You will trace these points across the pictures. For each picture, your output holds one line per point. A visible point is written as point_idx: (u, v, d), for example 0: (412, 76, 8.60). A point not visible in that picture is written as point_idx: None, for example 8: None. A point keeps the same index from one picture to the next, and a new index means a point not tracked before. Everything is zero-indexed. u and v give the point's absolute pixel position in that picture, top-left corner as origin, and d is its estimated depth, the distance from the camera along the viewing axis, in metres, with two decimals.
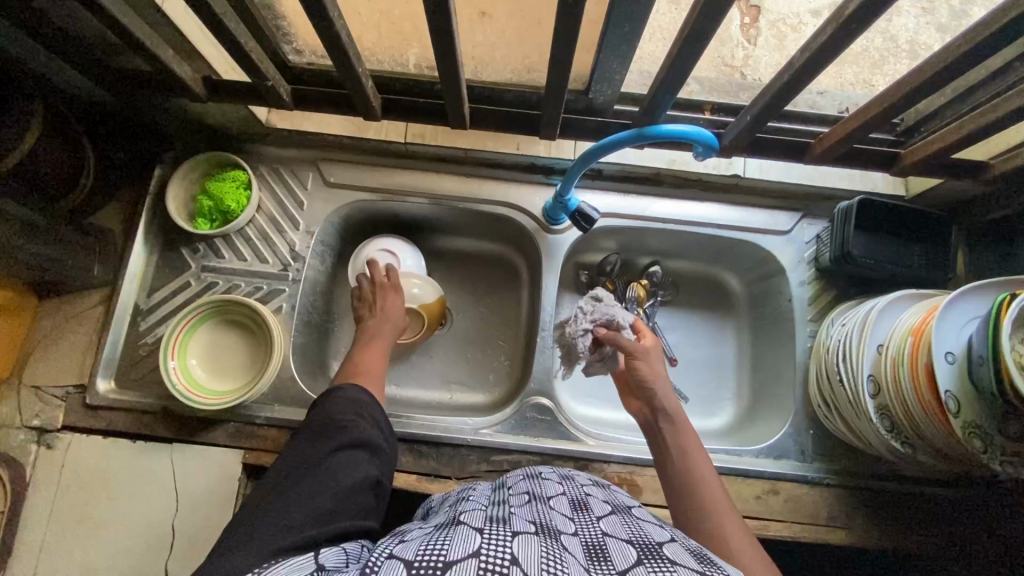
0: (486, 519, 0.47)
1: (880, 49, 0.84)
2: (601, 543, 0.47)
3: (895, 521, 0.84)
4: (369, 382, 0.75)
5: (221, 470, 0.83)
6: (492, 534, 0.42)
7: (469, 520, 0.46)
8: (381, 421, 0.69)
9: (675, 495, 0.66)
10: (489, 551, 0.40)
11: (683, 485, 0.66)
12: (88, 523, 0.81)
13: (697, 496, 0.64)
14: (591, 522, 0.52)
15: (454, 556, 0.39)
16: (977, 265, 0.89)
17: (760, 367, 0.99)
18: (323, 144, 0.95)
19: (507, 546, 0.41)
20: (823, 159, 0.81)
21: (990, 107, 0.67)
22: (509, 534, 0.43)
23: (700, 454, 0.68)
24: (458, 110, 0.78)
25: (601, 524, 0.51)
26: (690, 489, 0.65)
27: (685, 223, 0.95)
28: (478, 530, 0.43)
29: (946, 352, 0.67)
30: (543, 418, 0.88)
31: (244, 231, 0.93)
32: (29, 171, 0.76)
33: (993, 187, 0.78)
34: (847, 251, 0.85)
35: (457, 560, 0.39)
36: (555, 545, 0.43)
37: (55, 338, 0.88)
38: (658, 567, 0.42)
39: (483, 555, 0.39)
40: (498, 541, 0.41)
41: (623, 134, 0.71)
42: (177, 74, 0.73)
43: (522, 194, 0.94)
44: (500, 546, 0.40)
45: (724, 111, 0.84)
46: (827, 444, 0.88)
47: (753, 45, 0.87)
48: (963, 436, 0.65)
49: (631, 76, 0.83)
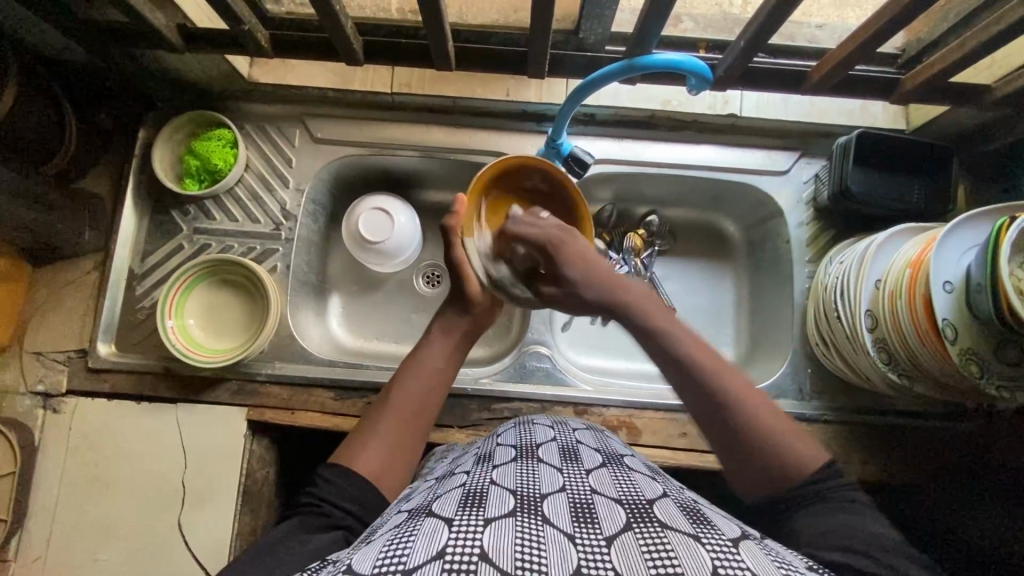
0: (460, 500, 0.47)
1: None
2: (588, 502, 0.47)
3: (891, 454, 0.86)
4: (398, 404, 0.65)
5: (225, 427, 0.84)
6: (460, 527, 0.42)
7: (439, 508, 0.46)
8: (380, 442, 0.62)
9: (700, 404, 0.59)
10: (455, 550, 0.39)
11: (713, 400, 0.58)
12: (101, 480, 0.83)
13: (716, 388, 0.58)
14: (580, 476, 0.52)
15: (415, 562, 0.38)
16: (978, 198, 0.88)
17: (759, 311, 0.99)
18: (308, 99, 0.93)
19: (477, 539, 0.40)
20: (820, 89, 0.79)
21: (992, 22, 0.66)
22: (481, 522, 0.42)
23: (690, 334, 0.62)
24: (442, 50, 0.74)
25: (590, 479, 0.51)
26: (721, 402, 0.58)
27: (681, 167, 0.93)
28: (447, 521, 0.43)
29: (945, 281, 0.66)
30: (542, 366, 0.88)
31: (233, 191, 0.92)
32: (8, 131, 0.75)
33: (994, 111, 0.77)
34: (845, 188, 0.84)
35: (418, 566, 0.38)
36: (533, 521, 0.43)
37: (52, 305, 0.89)
38: (647, 533, 0.43)
39: (447, 556, 0.39)
40: (465, 535, 0.41)
41: (613, 66, 0.70)
42: (151, 23, 0.70)
43: (514, 143, 0.93)
44: (468, 543, 0.40)
45: (717, 49, 0.81)
46: (825, 383, 0.89)
47: None
48: (959, 362, 0.65)
49: (620, 15, 0.80)
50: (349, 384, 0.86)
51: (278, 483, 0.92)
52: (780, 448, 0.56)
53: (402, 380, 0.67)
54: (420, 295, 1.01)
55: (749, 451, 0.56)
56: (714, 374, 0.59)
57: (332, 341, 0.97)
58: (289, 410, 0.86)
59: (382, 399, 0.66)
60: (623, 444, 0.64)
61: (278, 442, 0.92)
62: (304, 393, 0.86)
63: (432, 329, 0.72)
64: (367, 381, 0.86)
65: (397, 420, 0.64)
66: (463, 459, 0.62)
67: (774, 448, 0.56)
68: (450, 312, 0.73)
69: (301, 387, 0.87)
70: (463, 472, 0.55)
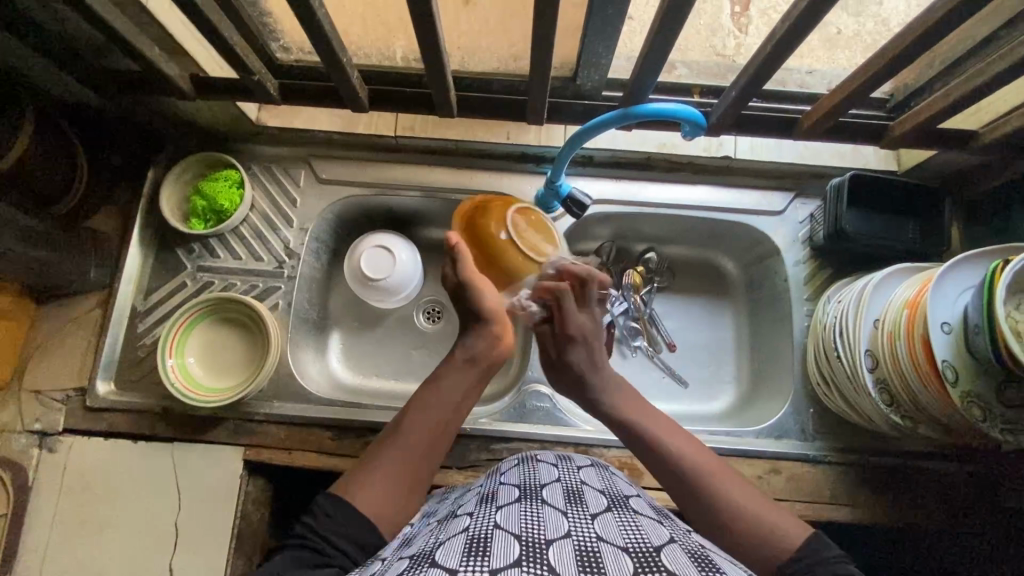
0: (465, 549, 0.46)
1: (872, 35, 0.76)
2: (594, 551, 0.46)
3: (898, 497, 0.85)
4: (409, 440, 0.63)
5: (221, 468, 0.83)
6: None
7: (444, 556, 0.45)
8: (385, 478, 0.60)
9: (678, 488, 0.64)
10: None
11: (689, 478, 0.64)
12: (93, 522, 0.81)
13: (688, 469, 0.64)
14: (585, 521, 0.51)
15: None
16: (971, 239, 0.89)
17: (760, 350, 0.99)
18: (313, 141, 0.95)
19: None
20: (812, 135, 0.82)
21: (976, 72, 0.67)
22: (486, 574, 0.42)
23: (664, 426, 0.70)
24: (444, 98, 0.77)
25: (595, 524, 0.50)
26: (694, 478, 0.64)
27: (677, 207, 0.95)
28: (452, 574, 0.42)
29: (941, 323, 0.66)
30: (542, 406, 0.88)
31: (238, 230, 0.93)
32: (22, 174, 0.78)
33: (983, 156, 0.79)
34: (839, 229, 0.85)
35: None
36: (540, 572, 0.43)
37: (53, 343, 0.89)
38: None
39: None
40: None
41: (610, 114, 0.72)
42: (165, 72, 0.73)
43: (514, 183, 0.95)
44: None
45: (711, 94, 0.85)
46: (829, 423, 0.88)
47: (743, 35, 0.80)
48: (960, 405, 0.64)
49: (616, 62, 0.82)
50: (347, 424, 0.86)
51: (273, 526, 0.91)
52: (764, 525, 0.58)
53: (414, 415, 0.65)
54: (420, 331, 1.01)
55: (740, 533, 0.59)
56: (687, 454, 0.66)
57: (330, 378, 0.97)
58: (287, 450, 0.85)
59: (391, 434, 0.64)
60: (626, 484, 0.64)
61: (274, 483, 0.90)
62: (301, 433, 0.86)
63: (452, 359, 0.71)
64: (365, 421, 0.86)
65: (407, 454, 0.62)
66: (466, 500, 0.61)
67: (759, 525, 0.59)
68: (473, 343, 0.71)
69: (299, 427, 0.86)
70: (465, 515, 0.54)
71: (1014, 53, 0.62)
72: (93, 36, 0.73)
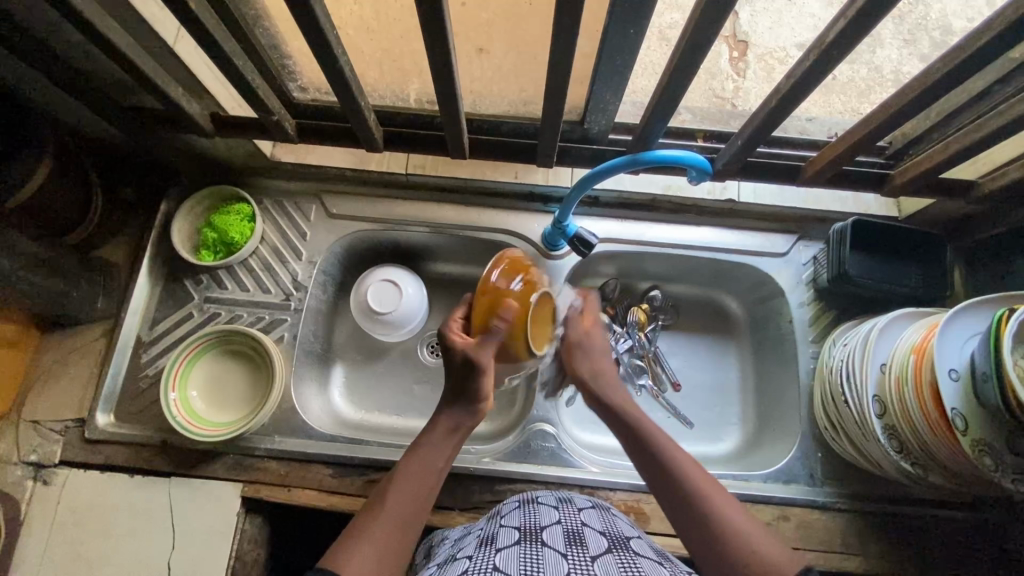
0: None
1: (865, 80, 0.87)
2: None
3: (911, 545, 0.83)
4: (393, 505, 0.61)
5: (219, 505, 0.81)
6: None
7: None
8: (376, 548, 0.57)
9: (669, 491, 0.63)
10: None
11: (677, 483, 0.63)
12: (84, 560, 0.79)
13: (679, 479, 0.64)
14: (586, 563, 0.49)
15: None
16: (974, 283, 0.90)
17: (765, 392, 0.98)
18: (325, 177, 0.97)
19: None
20: (814, 182, 0.84)
21: (974, 126, 0.69)
22: None
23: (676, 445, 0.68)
24: (457, 139, 0.80)
25: (595, 566, 0.49)
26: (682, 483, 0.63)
27: (682, 247, 0.96)
28: None
29: (949, 369, 0.66)
30: (547, 446, 0.87)
31: (247, 262, 0.94)
32: (40, 206, 0.79)
33: (983, 205, 0.80)
34: (843, 272, 0.86)
35: None
36: None
37: (56, 372, 0.89)
38: None
39: None
40: None
41: (618, 160, 0.74)
42: (186, 111, 0.75)
43: (521, 221, 0.96)
44: None
45: (716, 138, 0.87)
46: (836, 468, 0.87)
47: (742, 79, 0.90)
48: (971, 454, 0.64)
49: (623, 107, 0.86)
50: (348, 461, 0.84)
51: (268, 566, 0.88)
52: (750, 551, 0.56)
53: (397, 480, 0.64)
54: (424, 365, 1.01)
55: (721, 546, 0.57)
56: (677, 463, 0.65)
57: (332, 413, 0.96)
58: (287, 488, 0.83)
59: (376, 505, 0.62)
60: (629, 524, 0.62)
61: (272, 521, 0.88)
62: (301, 470, 0.84)
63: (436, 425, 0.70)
64: (366, 459, 0.84)
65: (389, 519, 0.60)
66: (466, 543, 0.60)
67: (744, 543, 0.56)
68: (459, 411, 0.70)
69: (300, 463, 0.85)
70: (465, 557, 0.53)
71: (1011, 109, 0.64)
72: (116, 74, 0.75)
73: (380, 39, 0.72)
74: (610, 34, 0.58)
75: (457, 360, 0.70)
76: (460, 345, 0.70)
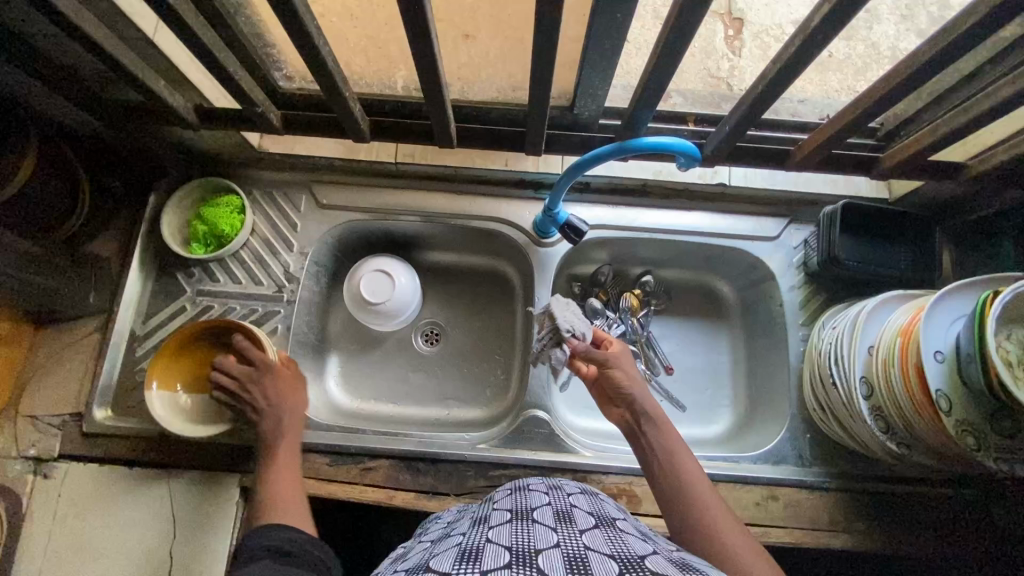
0: (457, 556, 0.47)
1: (862, 57, 0.86)
2: (581, 556, 0.46)
3: (896, 521, 0.85)
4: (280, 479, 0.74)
5: (219, 495, 0.83)
6: None
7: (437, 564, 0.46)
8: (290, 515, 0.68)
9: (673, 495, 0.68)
10: None
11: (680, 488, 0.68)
12: (87, 550, 0.80)
13: (683, 481, 0.68)
14: (574, 535, 0.51)
15: None
16: (964, 264, 0.90)
17: (756, 373, 1.00)
18: (314, 167, 0.97)
19: None
20: (804, 165, 0.83)
21: (962, 109, 0.69)
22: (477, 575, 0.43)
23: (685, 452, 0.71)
24: (444, 128, 0.79)
25: (583, 537, 0.51)
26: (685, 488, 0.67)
27: (673, 232, 0.96)
28: None
29: (934, 351, 0.67)
30: (541, 431, 0.88)
31: (238, 254, 0.94)
32: (26, 202, 0.79)
33: (971, 186, 0.80)
34: (833, 255, 0.86)
35: None
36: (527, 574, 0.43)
37: (51, 367, 0.89)
38: None
39: None
40: None
41: (607, 147, 0.74)
42: (170, 104, 0.75)
43: (512, 209, 0.96)
44: None
45: (705, 122, 0.86)
46: (826, 448, 0.88)
47: (737, 57, 0.89)
48: (954, 434, 0.65)
49: (614, 90, 0.86)
50: (344, 450, 0.86)
51: None
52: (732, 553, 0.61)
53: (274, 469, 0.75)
54: (419, 353, 1.02)
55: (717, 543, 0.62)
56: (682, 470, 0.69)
57: (329, 402, 0.97)
58: None
59: (267, 510, 0.69)
60: (617, 506, 0.63)
61: None
62: None
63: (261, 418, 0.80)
64: (362, 447, 0.86)
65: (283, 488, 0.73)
66: (459, 523, 0.61)
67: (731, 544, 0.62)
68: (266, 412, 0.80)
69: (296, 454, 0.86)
70: (459, 534, 0.54)
71: (999, 91, 0.64)
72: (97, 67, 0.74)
73: (365, 25, 0.71)
74: (595, 20, 0.58)
75: (252, 381, 0.82)
76: (238, 380, 0.82)
